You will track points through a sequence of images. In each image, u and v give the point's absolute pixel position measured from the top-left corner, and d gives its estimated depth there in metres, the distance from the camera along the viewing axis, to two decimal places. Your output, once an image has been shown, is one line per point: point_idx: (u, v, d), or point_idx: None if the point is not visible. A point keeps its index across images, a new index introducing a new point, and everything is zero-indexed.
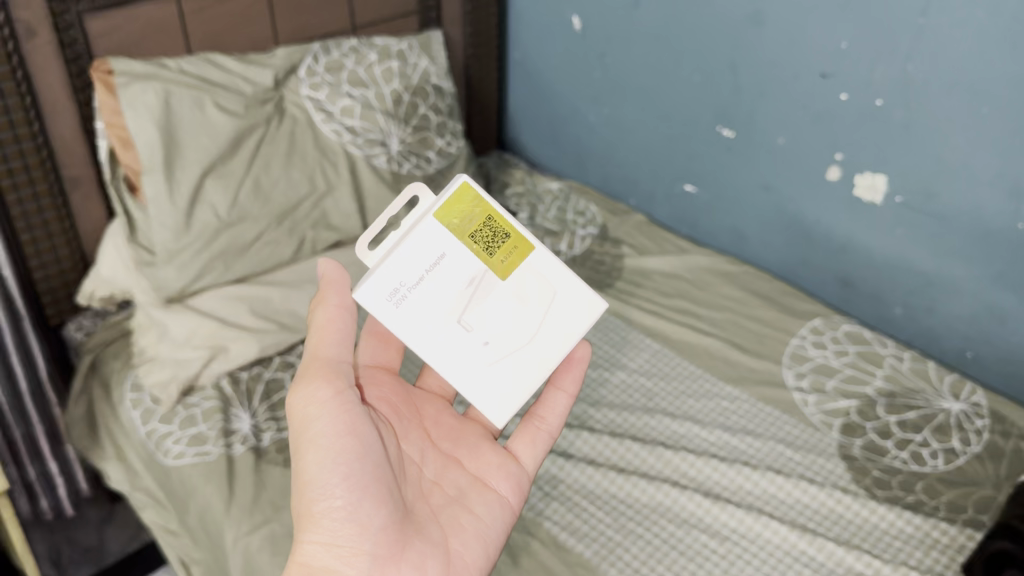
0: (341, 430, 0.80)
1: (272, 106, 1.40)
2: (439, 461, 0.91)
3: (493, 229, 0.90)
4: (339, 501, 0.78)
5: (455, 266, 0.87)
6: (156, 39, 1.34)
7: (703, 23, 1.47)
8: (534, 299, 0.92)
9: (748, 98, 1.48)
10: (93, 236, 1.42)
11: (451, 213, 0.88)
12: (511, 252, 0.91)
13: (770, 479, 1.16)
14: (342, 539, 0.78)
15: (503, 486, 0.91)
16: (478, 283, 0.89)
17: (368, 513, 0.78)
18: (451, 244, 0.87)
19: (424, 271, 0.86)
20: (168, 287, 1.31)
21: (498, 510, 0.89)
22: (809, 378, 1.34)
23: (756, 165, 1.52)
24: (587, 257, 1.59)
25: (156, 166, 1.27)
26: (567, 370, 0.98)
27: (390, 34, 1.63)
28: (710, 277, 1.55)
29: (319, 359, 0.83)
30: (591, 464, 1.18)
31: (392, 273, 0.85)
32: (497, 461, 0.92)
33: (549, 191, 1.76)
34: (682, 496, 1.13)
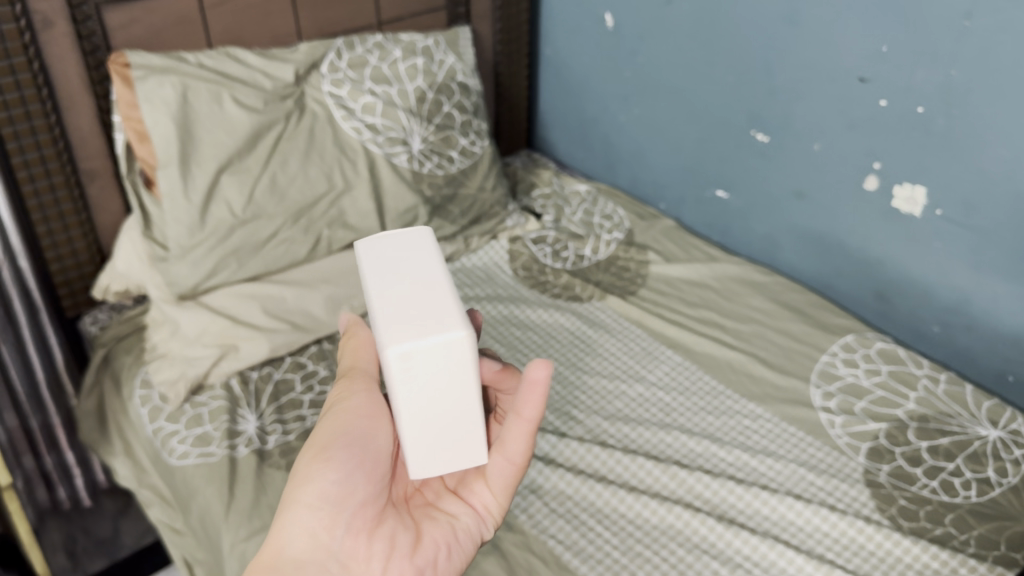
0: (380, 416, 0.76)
1: (292, 102, 1.39)
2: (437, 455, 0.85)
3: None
4: (337, 472, 0.73)
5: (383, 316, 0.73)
6: (176, 32, 1.33)
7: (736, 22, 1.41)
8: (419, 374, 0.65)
9: (782, 102, 1.41)
10: (110, 230, 1.41)
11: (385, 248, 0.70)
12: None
13: (788, 504, 1.11)
14: (325, 507, 0.73)
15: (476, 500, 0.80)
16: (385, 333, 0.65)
17: (355, 486, 0.74)
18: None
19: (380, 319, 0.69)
20: (180, 284, 1.30)
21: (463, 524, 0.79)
22: (837, 399, 1.28)
23: (791, 174, 1.45)
24: (611, 263, 1.55)
25: (172, 160, 1.27)
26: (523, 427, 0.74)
27: (418, 30, 1.59)
28: (740, 286, 1.48)
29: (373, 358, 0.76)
30: (601, 480, 1.13)
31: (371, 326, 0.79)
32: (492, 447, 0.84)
33: (576, 193, 1.72)
34: (694, 519, 1.08)
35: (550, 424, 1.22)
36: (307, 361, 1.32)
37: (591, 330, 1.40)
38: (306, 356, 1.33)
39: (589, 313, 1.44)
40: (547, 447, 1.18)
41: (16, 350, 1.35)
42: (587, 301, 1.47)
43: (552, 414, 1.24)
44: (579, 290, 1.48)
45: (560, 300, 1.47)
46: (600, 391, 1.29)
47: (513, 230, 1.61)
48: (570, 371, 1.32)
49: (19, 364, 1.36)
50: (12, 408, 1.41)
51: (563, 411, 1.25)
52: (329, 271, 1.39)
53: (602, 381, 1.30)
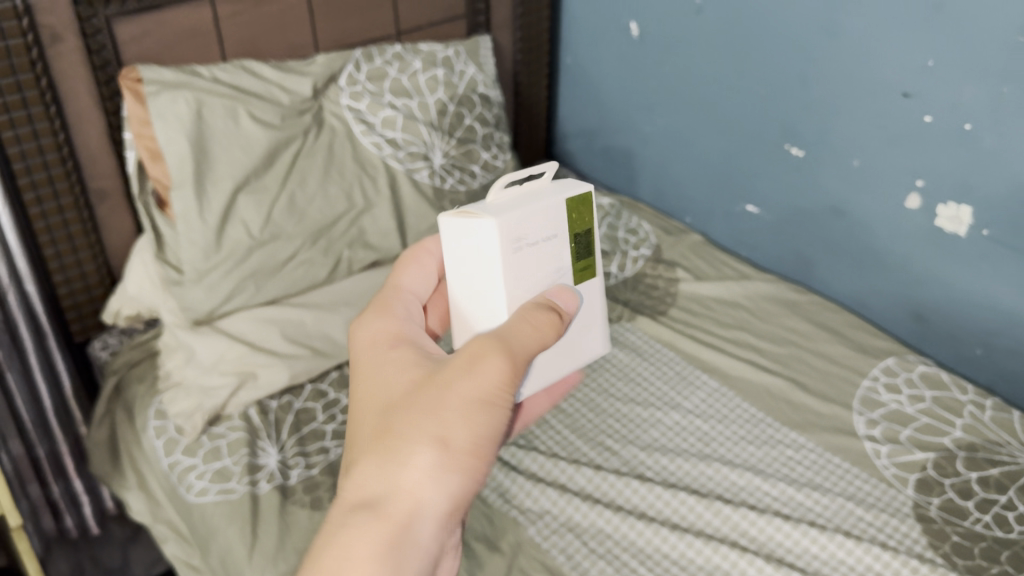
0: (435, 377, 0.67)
1: (310, 116, 1.34)
2: None
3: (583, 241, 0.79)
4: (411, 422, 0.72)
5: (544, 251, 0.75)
6: (189, 45, 1.27)
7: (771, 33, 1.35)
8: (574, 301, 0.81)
9: (819, 116, 1.35)
10: (120, 252, 1.35)
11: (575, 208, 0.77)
12: (581, 270, 0.80)
13: (838, 541, 1.06)
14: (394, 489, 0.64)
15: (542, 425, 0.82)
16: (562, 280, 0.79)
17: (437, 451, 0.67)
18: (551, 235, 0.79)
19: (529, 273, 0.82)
20: (197, 308, 1.25)
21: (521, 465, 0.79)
22: (882, 427, 1.23)
23: (827, 190, 1.40)
24: (638, 281, 1.49)
25: (186, 180, 1.21)
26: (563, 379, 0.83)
27: (436, 40, 1.54)
28: (773, 305, 1.43)
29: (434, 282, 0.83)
30: (642, 517, 1.08)
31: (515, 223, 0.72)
32: None
33: (599, 206, 1.65)
34: (742, 559, 1.03)
35: (584, 455, 1.17)
36: (328, 390, 1.26)
37: (621, 353, 1.35)
38: (327, 384, 1.27)
39: (618, 334, 1.39)
40: (583, 481, 1.13)
41: (22, 377, 1.29)
42: (615, 321, 1.41)
43: (585, 444, 1.19)
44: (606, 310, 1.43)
45: None
46: (635, 419, 1.23)
47: None
48: (602, 398, 1.27)
49: (25, 392, 1.30)
50: (19, 438, 1.34)
51: (597, 441, 1.20)
52: (350, 293, 1.33)
53: (636, 408, 1.25)
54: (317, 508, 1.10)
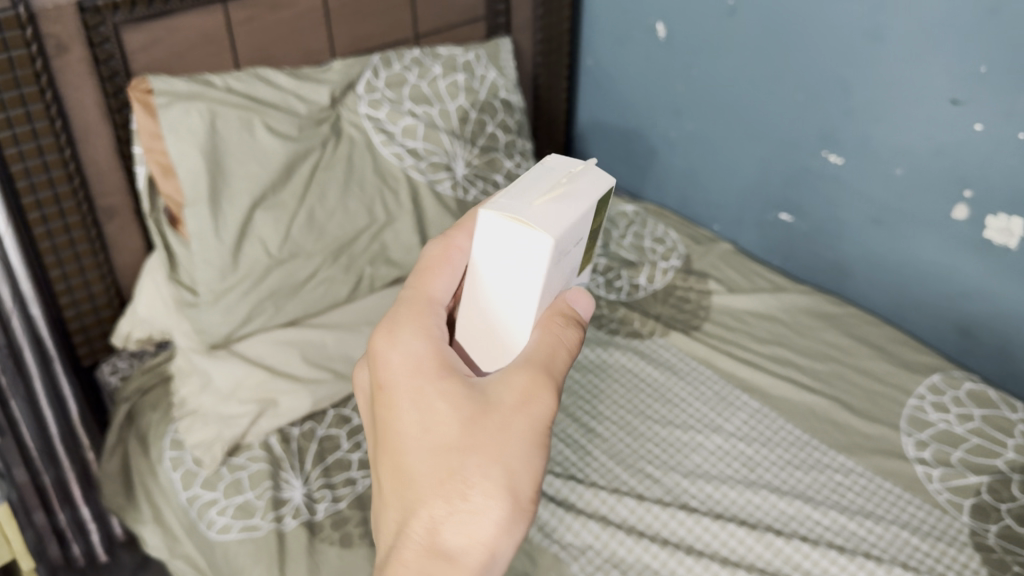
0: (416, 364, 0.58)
1: (328, 127, 1.28)
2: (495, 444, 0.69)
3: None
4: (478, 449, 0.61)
5: None
6: (202, 53, 1.20)
7: (809, 37, 1.30)
8: None
9: (858, 122, 1.30)
10: (129, 270, 1.29)
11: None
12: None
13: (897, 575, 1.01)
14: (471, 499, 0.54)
15: None
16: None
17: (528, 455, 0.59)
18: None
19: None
20: (212, 333, 1.18)
21: None
22: (931, 448, 1.18)
23: (868, 200, 1.35)
24: (668, 294, 1.43)
25: (201, 197, 1.15)
26: None
27: (455, 43, 1.47)
28: (810, 319, 1.37)
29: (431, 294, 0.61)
30: (691, 551, 1.03)
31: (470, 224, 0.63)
32: None
33: (623, 214, 1.61)
34: None
35: (625, 484, 1.12)
36: (352, 415, 1.19)
37: (656, 371, 1.29)
38: (351, 409, 1.20)
39: (652, 352, 1.33)
40: (626, 513, 1.07)
41: (27, 405, 1.22)
42: (648, 337, 1.35)
43: (625, 471, 1.14)
44: (638, 325, 1.37)
45: (619, 337, 1.35)
46: (676, 444, 1.18)
47: None
48: (639, 421, 1.21)
49: (31, 418, 1.23)
50: (23, 465, 1.28)
51: (637, 468, 1.14)
52: (373, 313, 1.28)
53: (676, 432, 1.20)
54: (348, 545, 1.04)
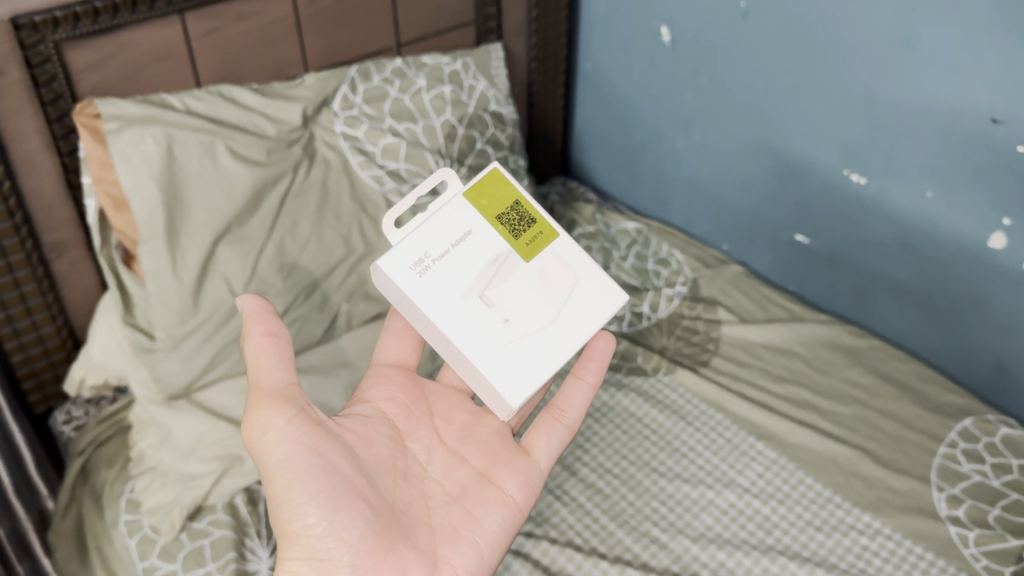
0: (273, 456, 0.74)
1: (300, 148, 1.16)
2: (446, 459, 0.87)
3: (519, 213, 0.90)
4: (312, 518, 0.72)
5: (486, 238, 0.87)
6: (158, 70, 1.08)
7: (831, 45, 1.17)
8: (557, 284, 0.90)
9: (885, 139, 1.18)
10: (82, 309, 1.17)
11: (479, 194, 0.89)
12: (536, 237, 0.91)
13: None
14: (322, 556, 0.72)
15: (509, 483, 0.87)
16: (507, 260, 0.88)
17: (345, 527, 0.72)
18: (479, 220, 0.87)
19: (450, 244, 0.85)
20: (173, 381, 1.07)
21: (499, 510, 0.85)
22: (966, 505, 1.06)
23: (892, 223, 1.23)
24: (673, 323, 1.32)
25: (157, 232, 1.03)
26: (589, 360, 0.96)
27: (441, 51, 1.35)
28: (828, 353, 1.27)
29: (261, 386, 0.77)
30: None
31: (419, 243, 0.83)
32: (507, 459, 0.88)
33: (624, 232, 1.50)
34: None
35: (627, 549, 1.01)
36: None
37: (662, 416, 1.18)
38: None
39: (656, 393, 1.22)
40: None
41: None
42: (653, 375, 1.24)
43: (627, 534, 1.03)
44: (641, 360, 1.26)
45: (620, 374, 1.24)
46: (683, 501, 1.07)
47: None
48: (643, 473, 1.10)
49: None
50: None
51: (641, 531, 1.03)
52: (350, 354, 1.17)
53: (683, 487, 1.08)
54: None
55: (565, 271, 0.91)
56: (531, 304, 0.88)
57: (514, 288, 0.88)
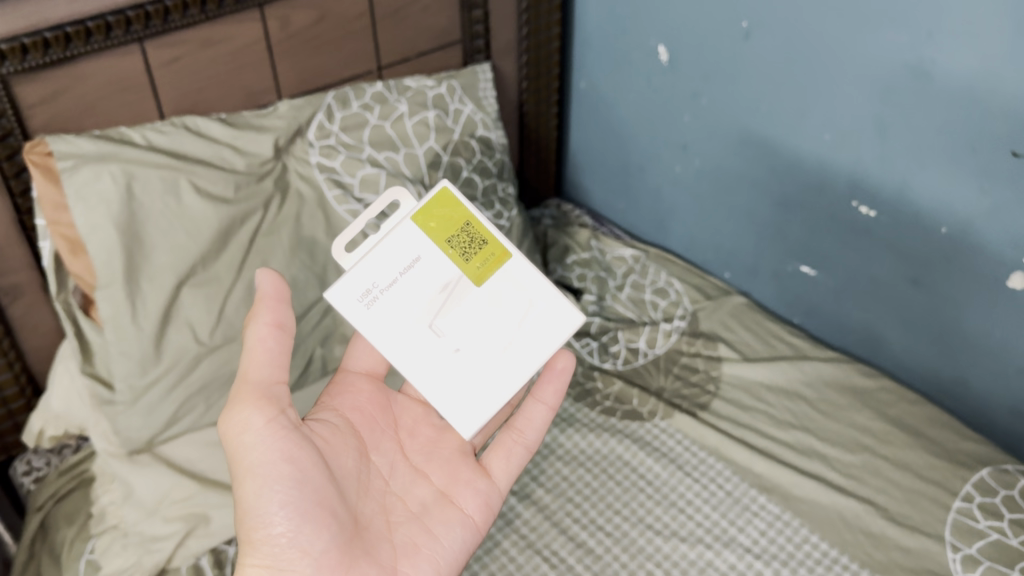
0: (246, 459, 0.73)
1: (271, 183, 1.08)
2: (407, 476, 0.84)
3: (471, 236, 0.83)
4: (278, 528, 0.71)
5: (433, 265, 0.82)
6: (117, 102, 1.01)
7: (838, 69, 1.10)
8: (510, 307, 0.84)
9: (895, 168, 1.11)
10: (42, 354, 1.11)
11: (429, 216, 0.82)
12: (489, 260, 0.84)
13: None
14: (283, 566, 0.71)
15: (469, 504, 0.84)
16: (454, 287, 0.82)
17: (310, 539, 0.72)
18: (428, 245, 0.82)
19: (397, 272, 0.81)
20: (135, 436, 1.00)
21: (459, 530, 0.82)
22: (984, 568, 0.99)
23: (904, 258, 1.15)
24: (672, 361, 1.25)
25: (115, 277, 0.97)
26: (549, 381, 0.91)
27: (426, 72, 1.29)
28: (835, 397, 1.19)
29: (246, 380, 0.75)
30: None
31: (365, 273, 0.80)
32: (469, 477, 0.85)
33: (620, 259, 1.43)
34: None
35: None
36: None
37: (658, 465, 1.10)
38: None
39: (652, 439, 1.14)
40: None
41: None
42: (650, 420, 1.16)
43: None
44: (637, 403, 1.19)
45: (614, 419, 1.17)
46: (680, 562, 1.00)
47: None
48: (636, 529, 1.03)
49: None
50: None
51: None
52: None
53: (680, 546, 1.02)
54: None
55: (520, 292, 0.85)
56: (483, 328, 0.83)
57: (466, 314, 0.83)
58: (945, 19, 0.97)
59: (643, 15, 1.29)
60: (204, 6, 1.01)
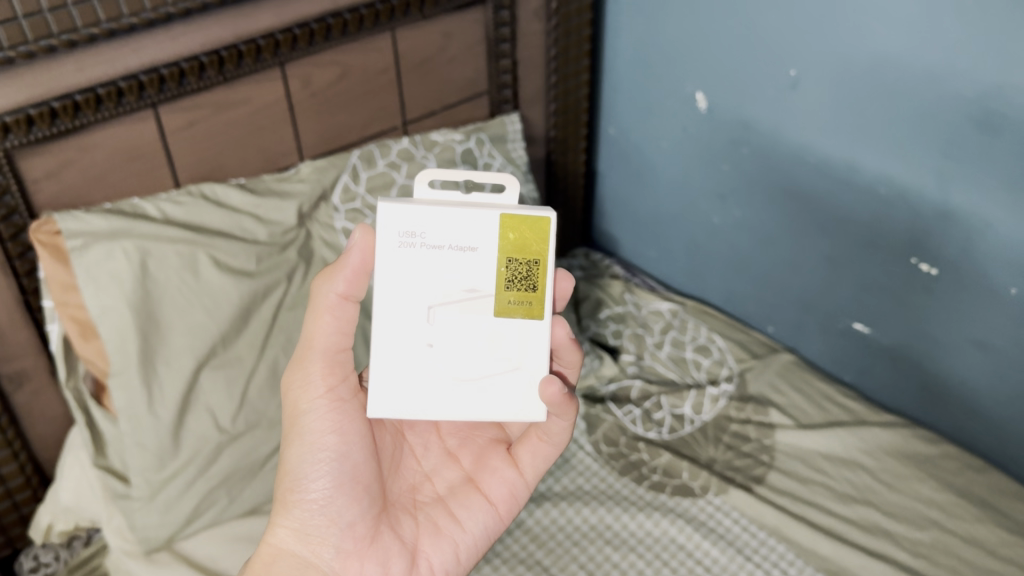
0: (298, 424, 0.74)
1: (294, 252, 1.01)
2: (441, 455, 0.81)
3: (529, 272, 0.72)
4: (314, 494, 0.73)
5: (475, 266, 0.71)
6: (129, 172, 0.94)
7: (893, 123, 1.03)
8: (505, 349, 0.73)
9: (957, 225, 1.03)
10: (51, 441, 1.03)
11: (516, 226, 0.71)
12: (515, 301, 0.73)
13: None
14: (312, 528, 0.73)
15: (496, 492, 0.78)
16: (471, 293, 0.72)
17: (339, 509, 0.73)
18: (491, 242, 0.71)
19: (448, 243, 0.71)
20: (154, 533, 0.93)
21: (483, 517, 0.78)
22: None
23: (966, 316, 1.08)
24: (720, 429, 1.18)
25: (129, 364, 0.89)
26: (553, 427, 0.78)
27: (454, 126, 1.22)
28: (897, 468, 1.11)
29: (312, 345, 0.72)
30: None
31: (426, 217, 0.71)
32: (498, 463, 0.79)
33: (656, 313, 1.36)
34: None
35: None
36: None
37: (715, 547, 1.03)
38: None
39: (708, 519, 1.07)
40: None
41: None
42: (703, 496, 1.09)
43: None
44: (686, 477, 1.12)
45: (664, 495, 1.10)
46: None
47: (584, 380, 1.23)
48: None
49: None
50: None
51: None
52: None
53: None
54: None
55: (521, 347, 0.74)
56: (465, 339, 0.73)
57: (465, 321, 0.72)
58: (1012, 69, 0.90)
59: (678, 62, 1.24)
60: (222, 67, 0.94)
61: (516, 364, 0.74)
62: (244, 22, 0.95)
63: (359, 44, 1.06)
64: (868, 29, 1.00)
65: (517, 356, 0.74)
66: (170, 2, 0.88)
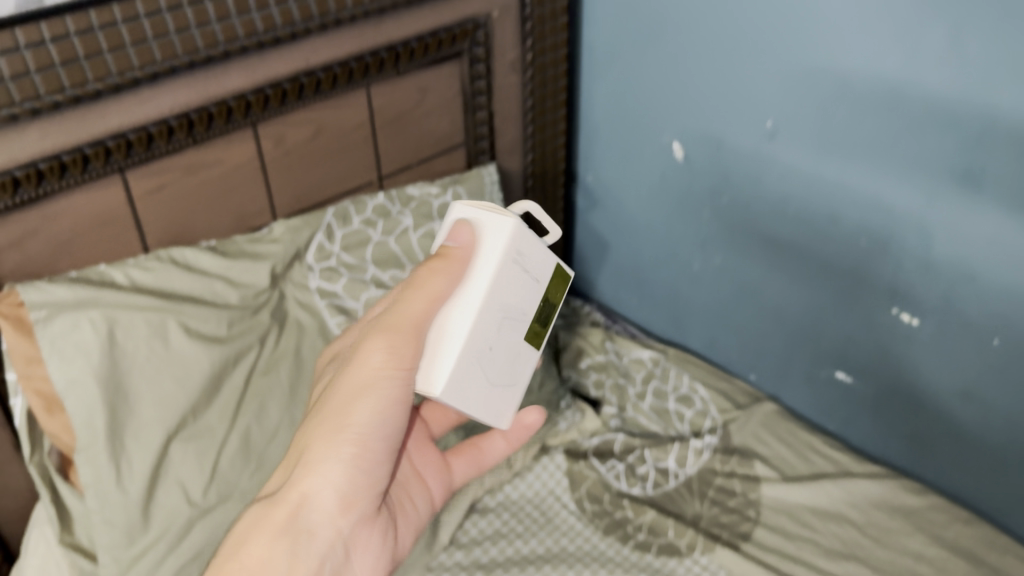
0: (358, 407, 0.67)
1: (266, 315, 0.99)
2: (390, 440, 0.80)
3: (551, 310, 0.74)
4: (341, 481, 0.68)
5: (533, 293, 0.71)
6: (96, 239, 0.91)
7: (872, 177, 1.03)
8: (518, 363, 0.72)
9: (939, 278, 1.02)
10: (16, 516, 0.99)
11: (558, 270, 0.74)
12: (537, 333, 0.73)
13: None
14: (332, 513, 0.67)
15: (438, 488, 0.83)
16: (521, 312, 0.70)
17: (361, 494, 0.69)
18: (544, 273, 0.72)
19: (523, 266, 0.69)
20: None
21: (425, 507, 0.81)
22: None
23: (949, 369, 1.07)
24: (705, 483, 1.17)
25: (96, 438, 0.86)
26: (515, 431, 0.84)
27: (429, 179, 1.21)
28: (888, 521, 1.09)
29: (402, 322, 0.66)
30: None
31: (529, 242, 0.70)
32: (436, 462, 0.84)
33: (637, 361, 1.37)
34: None
35: None
36: None
37: None
38: None
39: None
40: None
41: None
42: (689, 555, 1.07)
43: None
44: (672, 536, 1.09)
45: (650, 554, 1.07)
46: None
47: (567, 434, 1.21)
48: None
49: None
50: None
51: None
52: None
53: None
54: None
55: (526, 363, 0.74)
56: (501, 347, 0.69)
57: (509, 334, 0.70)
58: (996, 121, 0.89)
59: (657, 110, 1.23)
60: (190, 130, 0.92)
61: (516, 381, 0.73)
62: (209, 86, 0.91)
63: (335, 100, 1.04)
64: (844, 83, 1.00)
65: (519, 375, 0.73)
66: (138, 67, 0.84)
